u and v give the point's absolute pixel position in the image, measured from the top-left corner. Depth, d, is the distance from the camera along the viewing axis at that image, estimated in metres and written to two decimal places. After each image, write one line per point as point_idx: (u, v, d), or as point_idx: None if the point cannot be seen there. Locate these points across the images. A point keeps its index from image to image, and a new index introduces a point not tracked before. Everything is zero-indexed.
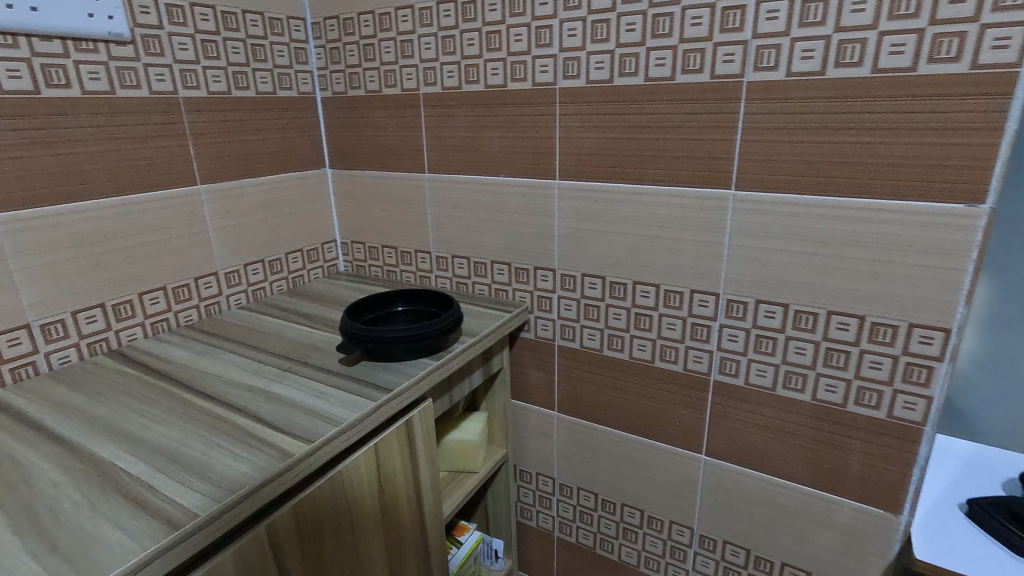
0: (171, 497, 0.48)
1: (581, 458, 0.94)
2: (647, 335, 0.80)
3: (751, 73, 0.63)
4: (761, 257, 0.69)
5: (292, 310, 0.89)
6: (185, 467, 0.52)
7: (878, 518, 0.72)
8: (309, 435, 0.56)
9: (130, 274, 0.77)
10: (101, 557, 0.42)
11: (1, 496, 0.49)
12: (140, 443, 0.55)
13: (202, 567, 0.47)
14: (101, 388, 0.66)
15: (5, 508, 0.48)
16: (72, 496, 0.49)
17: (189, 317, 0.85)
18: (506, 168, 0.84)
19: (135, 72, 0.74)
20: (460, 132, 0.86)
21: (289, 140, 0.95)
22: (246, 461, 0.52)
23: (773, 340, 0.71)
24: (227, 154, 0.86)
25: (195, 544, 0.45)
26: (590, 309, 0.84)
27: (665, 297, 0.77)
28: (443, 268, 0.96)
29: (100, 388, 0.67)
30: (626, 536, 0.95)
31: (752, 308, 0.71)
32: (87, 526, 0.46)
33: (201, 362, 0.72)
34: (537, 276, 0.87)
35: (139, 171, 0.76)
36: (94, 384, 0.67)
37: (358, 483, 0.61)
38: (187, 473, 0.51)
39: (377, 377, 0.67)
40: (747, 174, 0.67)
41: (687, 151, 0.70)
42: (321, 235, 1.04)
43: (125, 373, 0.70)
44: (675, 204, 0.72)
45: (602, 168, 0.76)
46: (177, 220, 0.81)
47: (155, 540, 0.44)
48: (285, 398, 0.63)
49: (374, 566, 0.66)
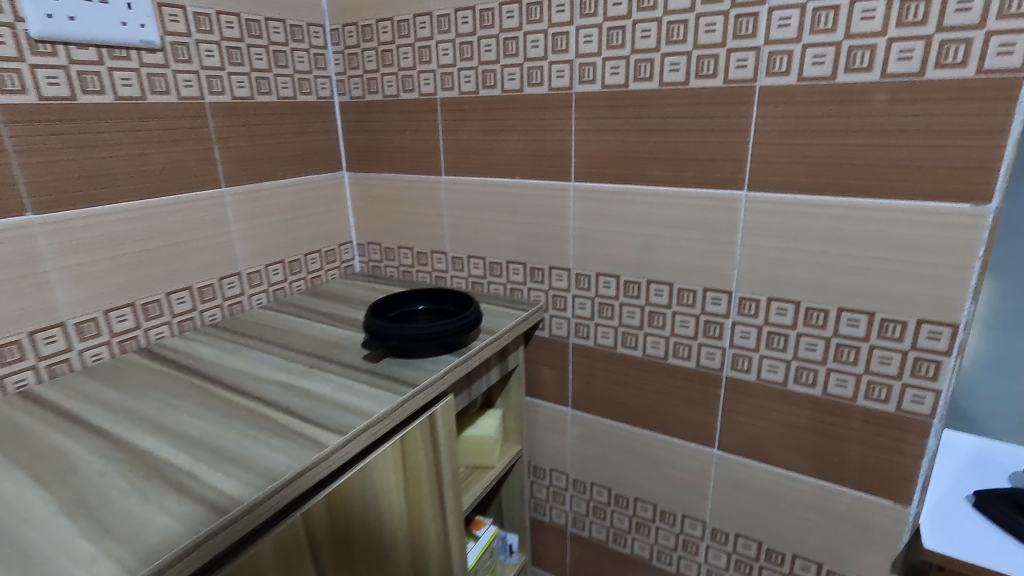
0: (216, 486, 0.51)
1: (595, 454, 0.97)
2: (660, 333, 0.84)
3: (764, 78, 0.67)
4: (763, 255, 0.73)
5: (311, 310, 0.93)
6: (229, 459, 0.55)
7: (885, 509, 0.75)
8: (342, 427, 0.59)
9: (154, 275, 0.80)
10: (152, 538, 0.45)
11: (55, 486, 0.52)
12: (178, 437, 0.58)
13: (242, 554, 0.50)
14: (134, 385, 0.69)
15: (60, 499, 0.50)
16: (121, 486, 0.51)
17: (213, 317, 0.89)
18: (520, 170, 0.88)
19: (165, 79, 0.78)
20: (476, 136, 0.90)
21: (309, 144, 0.99)
22: (285, 454, 0.55)
23: (785, 337, 0.74)
24: (248, 157, 0.90)
25: (236, 531, 0.48)
26: (604, 308, 0.87)
27: (677, 295, 0.80)
28: (459, 268, 1.00)
29: (134, 384, 0.69)
30: (639, 530, 0.97)
31: (764, 305, 0.75)
32: (140, 511, 0.48)
33: (227, 359, 0.75)
34: (553, 275, 0.90)
35: (167, 175, 0.80)
36: (128, 380, 0.71)
37: (383, 479, 0.64)
38: (230, 465, 0.54)
39: (400, 373, 0.70)
40: (759, 175, 0.70)
41: (698, 151, 0.73)
42: (338, 236, 1.08)
43: (157, 370, 0.73)
44: (679, 204, 0.76)
45: (619, 166, 0.80)
46: (202, 223, 0.85)
47: (206, 524, 0.47)
48: (315, 394, 0.66)
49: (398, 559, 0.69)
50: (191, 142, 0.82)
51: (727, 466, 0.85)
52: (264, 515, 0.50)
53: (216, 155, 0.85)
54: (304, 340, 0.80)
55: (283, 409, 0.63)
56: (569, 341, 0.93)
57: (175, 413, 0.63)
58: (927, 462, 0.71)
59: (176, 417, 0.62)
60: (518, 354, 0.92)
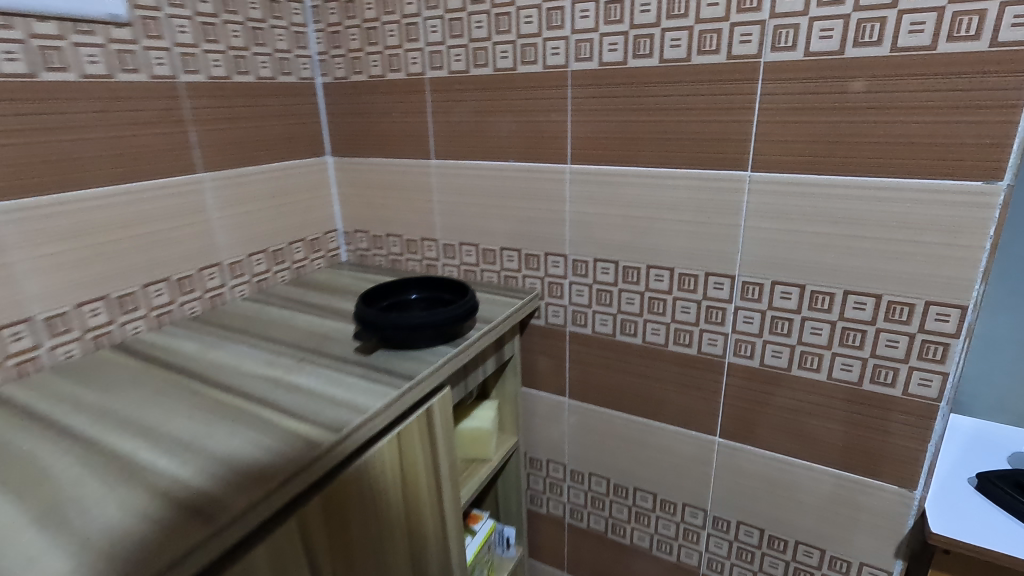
0: (207, 490, 0.48)
1: (595, 444, 0.95)
2: (660, 319, 0.82)
3: (768, 53, 0.64)
4: (771, 239, 0.71)
5: (297, 301, 0.90)
6: (217, 460, 0.51)
7: (894, 494, 0.74)
8: (337, 423, 0.56)
9: (130, 265, 0.76)
10: (140, 547, 0.42)
11: (25, 495, 0.48)
12: (161, 439, 0.54)
13: (240, 559, 0.47)
14: (114, 383, 0.65)
15: (30, 509, 0.46)
16: (100, 493, 0.48)
17: (194, 310, 0.84)
18: (513, 152, 0.84)
19: (135, 56, 0.72)
20: (467, 119, 0.86)
21: (290, 127, 0.94)
22: (278, 452, 0.52)
23: (789, 321, 0.73)
24: (228, 141, 0.85)
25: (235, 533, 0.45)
26: (603, 294, 0.85)
27: (679, 281, 0.78)
28: (451, 256, 0.97)
29: (113, 382, 0.65)
30: (638, 520, 0.96)
31: (768, 289, 0.73)
32: (121, 519, 0.45)
33: (211, 353, 0.72)
34: (548, 262, 0.88)
35: (141, 160, 0.75)
36: (107, 377, 0.67)
37: (382, 475, 0.61)
38: (219, 466, 0.51)
39: (394, 365, 0.67)
40: (763, 155, 0.68)
41: (700, 133, 0.71)
42: (323, 225, 1.04)
43: (137, 366, 0.69)
44: (681, 186, 0.74)
45: (615, 149, 0.77)
46: (179, 210, 0.80)
47: (197, 529, 0.44)
48: (304, 390, 0.62)
49: (399, 556, 0.67)
50: (167, 126, 0.77)
51: (729, 453, 0.84)
52: (264, 516, 0.48)
53: (194, 139, 0.80)
54: (293, 333, 0.77)
55: (274, 404, 0.60)
56: (565, 330, 0.90)
57: (155, 413, 0.59)
58: (933, 446, 0.70)
59: (158, 417, 0.58)
60: (514, 343, 0.90)
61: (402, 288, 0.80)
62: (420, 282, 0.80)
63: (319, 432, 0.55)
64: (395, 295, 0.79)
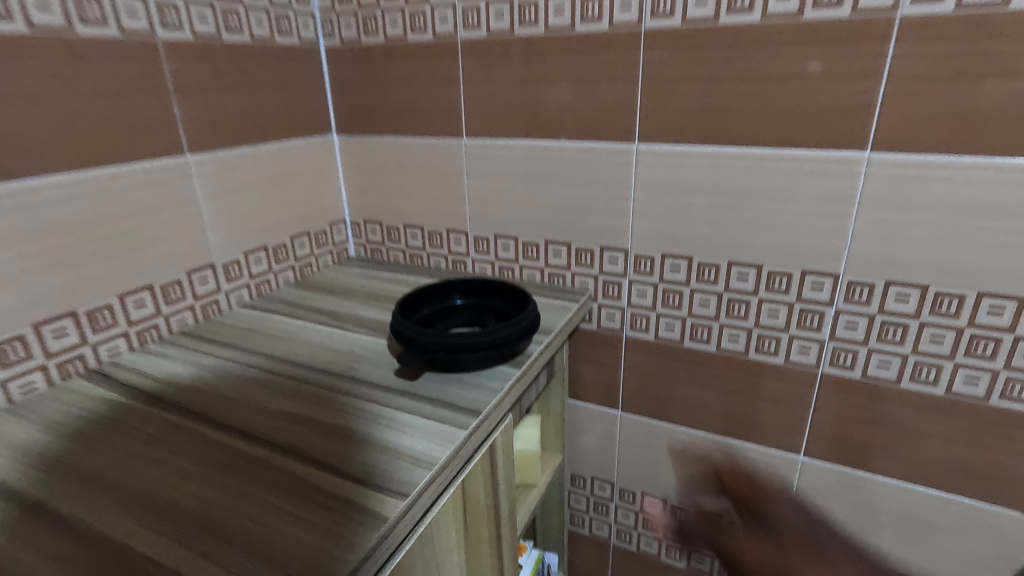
0: None
1: (650, 461, 0.84)
2: (740, 324, 0.70)
3: (906, 6, 0.53)
4: (891, 232, 0.60)
5: (308, 308, 0.75)
6: (248, 548, 0.38)
7: (1015, 522, 0.65)
8: (398, 483, 0.43)
9: (103, 272, 0.60)
10: None
11: None
12: (165, 516, 0.41)
13: None
14: (90, 428, 0.51)
15: None
16: None
17: (183, 323, 0.70)
18: (566, 130, 0.72)
19: (99, 4, 0.56)
20: (509, 89, 0.73)
21: (289, 99, 0.79)
22: (330, 532, 0.39)
23: (903, 328, 0.62)
24: (218, 116, 0.70)
25: None
26: (670, 295, 0.73)
27: (767, 280, 0.67)
28: (483, 251, 0.84)
29: (89, 427, 0.51)
30: (698, 543, 0.86)
31: (880, 291, 0.62)
32: None
33: (213, 382, 0.57)
34: (605, 258, 0.76)
35: (111, 139, 0.59)
36: (80, 420, 0.52)
37: (445, 534, 0.49)
38: (253, 557, 0.38)
39: (448, 394, 0.55)
40: (888, 133, 0.56)
41: (808, 105, 0.59)
42: (329, 215, 0.89)
43: (119, 403, 0.54)
44: (777, 169, 0.62)
45: (695, 125, 0.65)
46: (162, 201, 0.65)
47: None
48: (343, 432, 0.49)
49: None
50: (143, 95, 0.61)
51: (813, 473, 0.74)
52: None
53: (176, 112, 0.65)
54: (312, 351, 0.63)
55: (307, 454, 0.47)
56: (621, 335, 0.79)
57: (153, 473, 0.45)
58: None
59: (158, 479, 0.44)
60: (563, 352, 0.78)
61: (445, 294, 0.69)
62: (466, 288, 0.69)
63: (378, 498, 0.42)
64: (438, 303, 0.68)
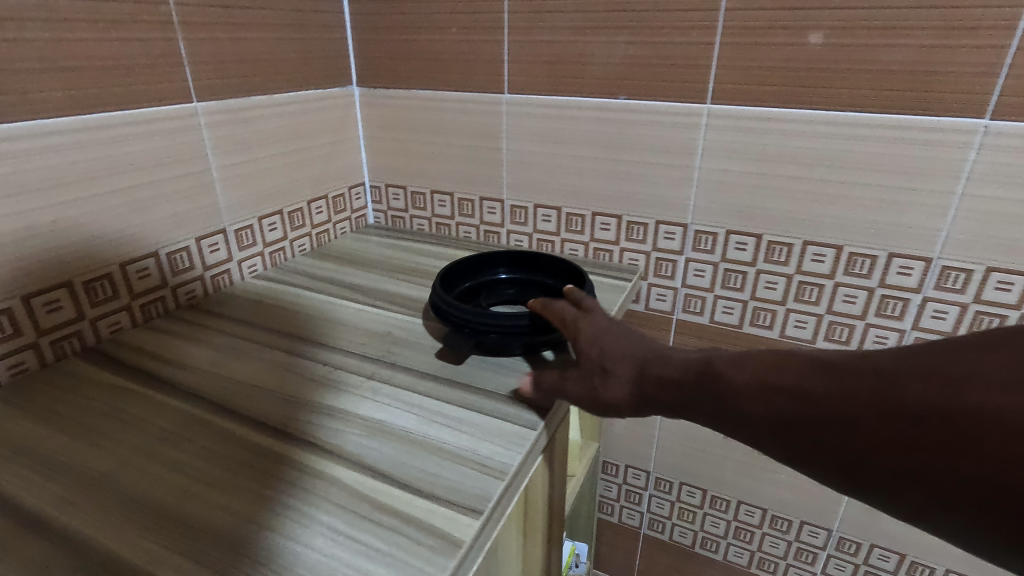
0: None
1: (690, 450, 0.79)
2: (811, 309, 0.64)
3: None
4: (1005, 213, 0.53)
5: (330, 280, 0.68)
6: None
7: None
8: (464, 494, 0.36)
9: (101, 236, 0.52)
10: None
11: None
12: (191, 534, 0.34)
13: None
14: (94, 420, 0.43)
15: None
16: None
17: (192, 295, 0.62)
18: (625, 87, 0.63)
19: None
20: (561, 38, 0.64)
21: (307, 43, 0.69)
22: (391, 557, 0.32)
23: (1000, 319, 0.56)
24: (229, 58, 0.60)
25: None
26: (732, 276, 0.67)
27: (847, 262, 0.61)
28: (520, 222, 0.76)
29: (92, 418, 0.44)
30: (737, 535, 0.82)
31: (979, 278, 0.56)
32: None
33: (232, 367, 0.50)
34: (659, 232, 0.69)
35: (108, 78, 0.50)
36: (81, 409, 0.45)
37: (506, 543, 0.43)
38: None
39: (505, 385, 0.47)
40: (1015, 98, 0.49)
41: (919, 64, 0.51)
42: (347, 177, 0.81)
43: (125, 390, 0.47)
44: (872, 138, 0.55)
45: (780, 83, 0.57)
46: (167, 155, 0.56)
47: None
48: (390, 429, 0.42)
49: None
50: (143, 28, 0.52)
51: None
52: None
53: (182, 50, 0.55)
54: (342, 331, 0.56)
55: (350, 455, 0.40)
56: (672, 318, 0.72)
57: (172, 479, 0.38)
58: None
59: (176, 484, 0.37)
60: None
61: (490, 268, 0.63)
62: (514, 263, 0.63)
63: (443, 513, 0.35)
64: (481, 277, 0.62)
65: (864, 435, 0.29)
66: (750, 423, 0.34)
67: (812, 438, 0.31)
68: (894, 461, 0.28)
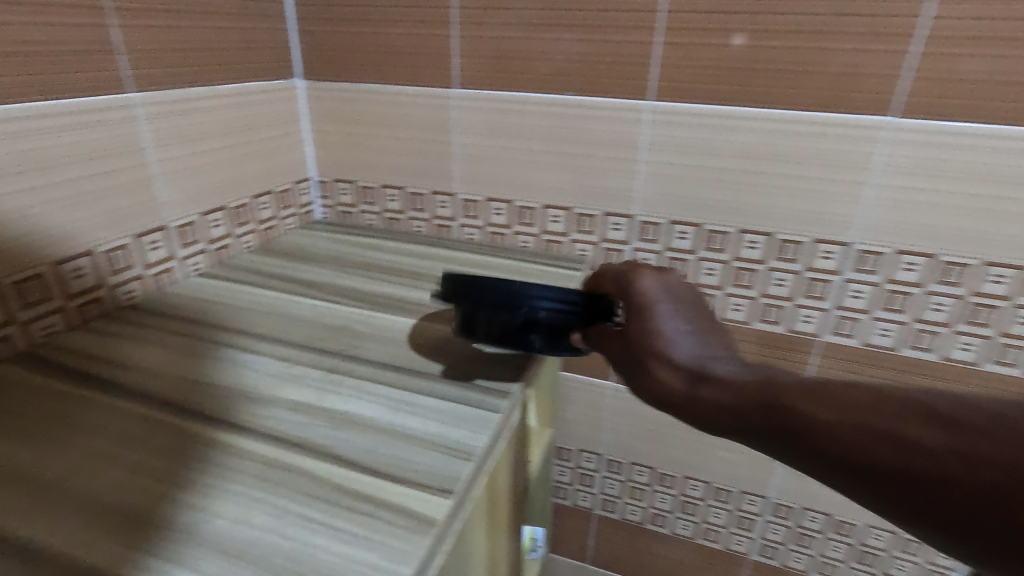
0: None
1: (639, 430, 0.82)
2: (746, 294, 0.70)
3: None
4: (910, 201, 0.59)
5: (280, 277, 0.67)
6: (270, 566, 0.31)
7: None
8: (436, 476, 0.37)
9: (31, 234, 0.49)
10: None
11: None
12: (157, 532, 0.33)
13: None
14: (35, 425, 0.41)
15: None
16: None
17: (131, 295, 0.59)
18: (572, 84, 0.66)
19: None
20: (509, 34, 0.66)
21: (249, 34, 0.67)
22: (367, 539, 0.33)
23: (909, 296, 0.63)
24: (166, 46, 0.58)
25: None
26: (675, 264, 0.71)
27: (778, 249, 0.66)
28: (472, 215, 0.77)
29: (33, 424, 0.41)
30: (684, 509, 0.86)
31: (890, 260, 0.62)
32: None
33: (184, 366, 0.49)
34: (608, 224, 0.72)
35: (34, 65, 0.47)
36: (18, 415, 0.42)
37: (474, 524, 0.44)
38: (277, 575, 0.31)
39: (467, 372, 0.49)
40: (918, 98, 0.55)
41: (838, 66, 0.56)
42: (293, 172, 0.79)
43: (66, 394, 0.45)
44: (799, 134, 0.60)
45: (717, 82, 0.61)
46: (101, 148, 0.53)
47: None
48: (357, 419, 0.42)
49: None
50: (72, 13, 0.49)
51: None
52: None
53: (115, 38, 0.53)
54: (298, 327, 0.55)
55: (318, 446, 0.40)
56: None
57: (131, 480, 0.37)
58: None
59: (137, 485, 0.36)
60: None
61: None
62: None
63: (416, 495, 0.36)
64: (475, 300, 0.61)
65: (868, 448, 0.29)
66: (758, 430, 0.35)
67: (814, 442, 0.31)
68: (892, 486, 0.28)
